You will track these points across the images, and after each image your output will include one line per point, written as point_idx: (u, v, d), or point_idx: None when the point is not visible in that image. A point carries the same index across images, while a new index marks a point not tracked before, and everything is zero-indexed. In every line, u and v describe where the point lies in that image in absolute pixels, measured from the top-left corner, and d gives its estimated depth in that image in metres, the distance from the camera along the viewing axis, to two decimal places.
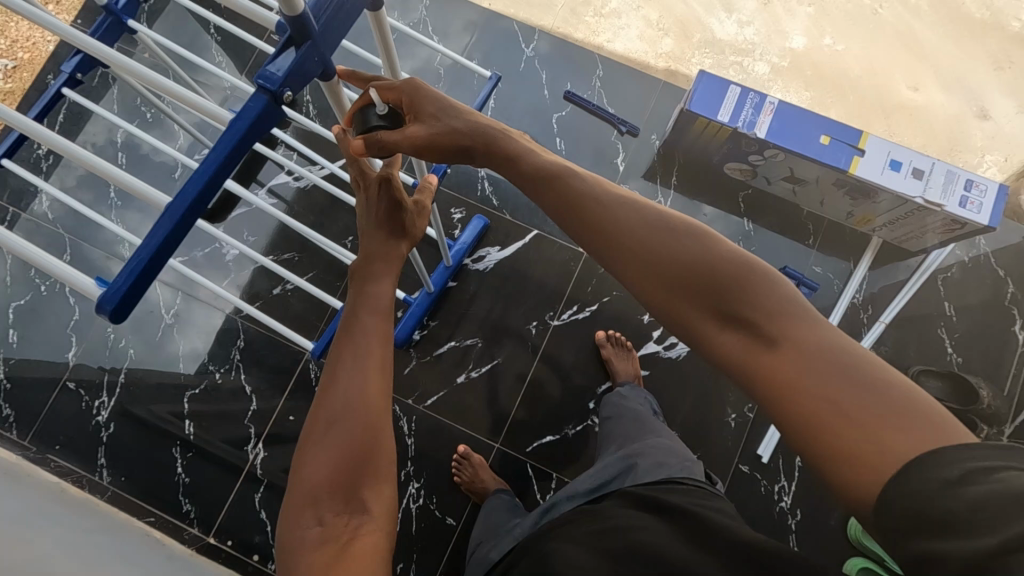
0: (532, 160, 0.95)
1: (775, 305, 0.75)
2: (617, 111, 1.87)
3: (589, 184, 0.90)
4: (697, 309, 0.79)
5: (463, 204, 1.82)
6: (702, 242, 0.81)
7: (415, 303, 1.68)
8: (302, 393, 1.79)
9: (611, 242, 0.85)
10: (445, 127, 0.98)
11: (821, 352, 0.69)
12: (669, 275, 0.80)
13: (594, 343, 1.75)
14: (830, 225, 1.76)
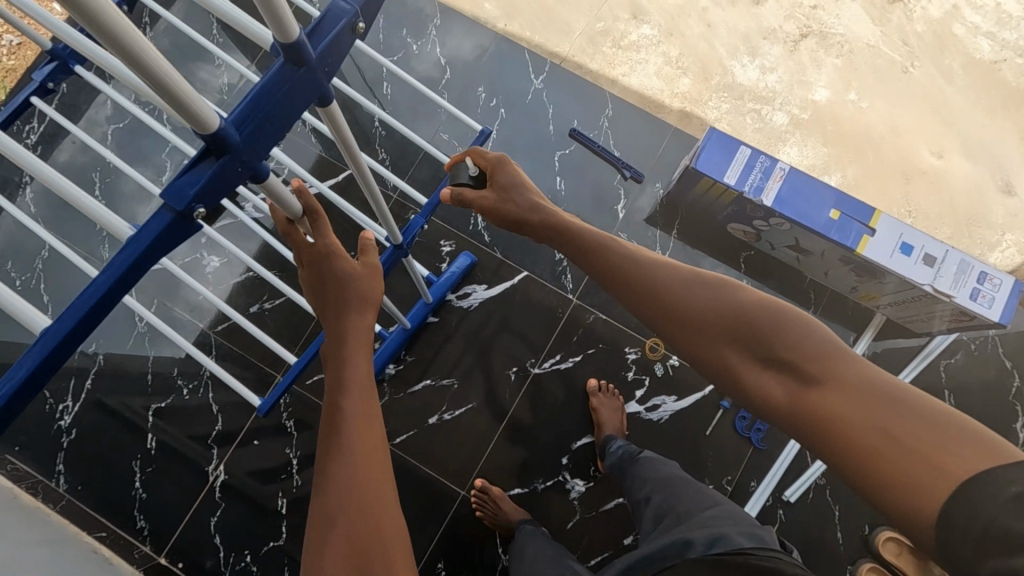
0: (578, 226, 1.12)
1: (805, 341, 0.81)
2: (623, 154, 1.80)
3: (630, 245, 1.05)
4: (731, 350, 0.86)
5: (453, 237, 1.76)
6: (724, 287, 0.91)
7: (390, 337, 1.61)
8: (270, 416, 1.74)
9: (646, 293, 0.95)
10: (511, 199, 1.19)
11: (849, 385, 0.75)
12: (707, 319, 0.89)
13: (574, 395, 1.68)
14: (834, 296, 1.68)
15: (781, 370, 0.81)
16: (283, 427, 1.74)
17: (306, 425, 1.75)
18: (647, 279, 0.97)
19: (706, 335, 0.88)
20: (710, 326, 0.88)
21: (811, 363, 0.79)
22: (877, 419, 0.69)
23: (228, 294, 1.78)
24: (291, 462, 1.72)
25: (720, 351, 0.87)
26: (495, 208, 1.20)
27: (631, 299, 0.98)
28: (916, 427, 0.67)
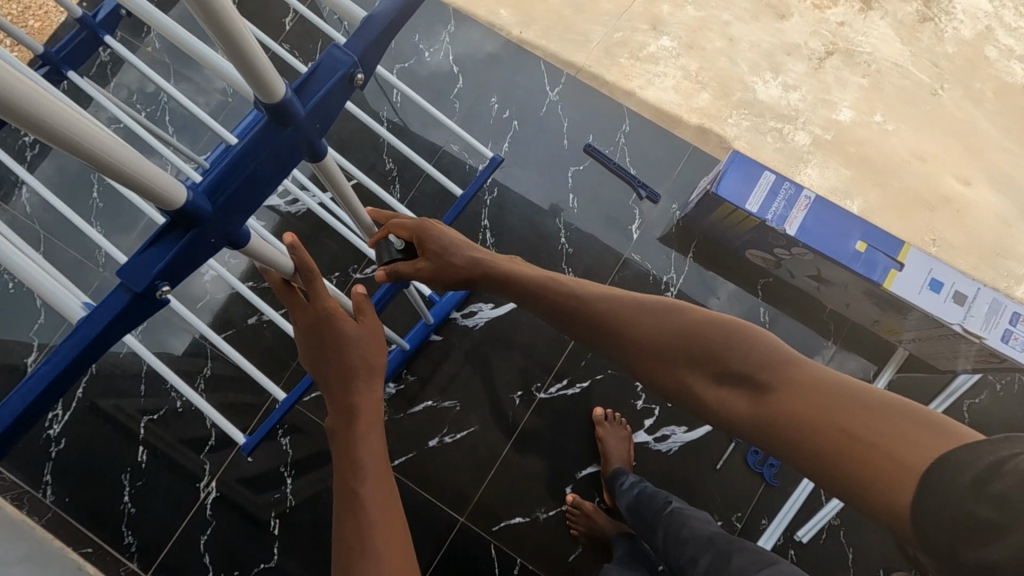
0: (521, 277, 1.14)
1: (767, 352, 0.90)
2: (639, 173, 1.74)
3: (575, 293, 1.07)
4: (699, 374, 0.94)
5: None
6: (679, 312, 0.99)
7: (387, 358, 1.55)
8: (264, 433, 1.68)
9: (612, 330, 1.02)
10: (448, 262, 1.18)
11: (816, 394, 0.83)
12: (670, 348, 0.97)
13: (580, 422, 1.62)
14: (853, 328, 1.61)
15: (747, 385, 0.90)
16: (278, 445, 1.68)
17: (301, 443, 1.69)
18: (608, 318, 1.03)
19: (675, 360, 0.96)
20: (676, 353, 0.96)
21: (775, 377, 0.87)
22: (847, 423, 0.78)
23: (226, 304, 1.72)
24: (285, 481, 1.66)
25: (688, 374, 0.95)
26: (438, 272, 1.19)
27: (597, 340, 1.04)
28: (884, 425, 0.76)
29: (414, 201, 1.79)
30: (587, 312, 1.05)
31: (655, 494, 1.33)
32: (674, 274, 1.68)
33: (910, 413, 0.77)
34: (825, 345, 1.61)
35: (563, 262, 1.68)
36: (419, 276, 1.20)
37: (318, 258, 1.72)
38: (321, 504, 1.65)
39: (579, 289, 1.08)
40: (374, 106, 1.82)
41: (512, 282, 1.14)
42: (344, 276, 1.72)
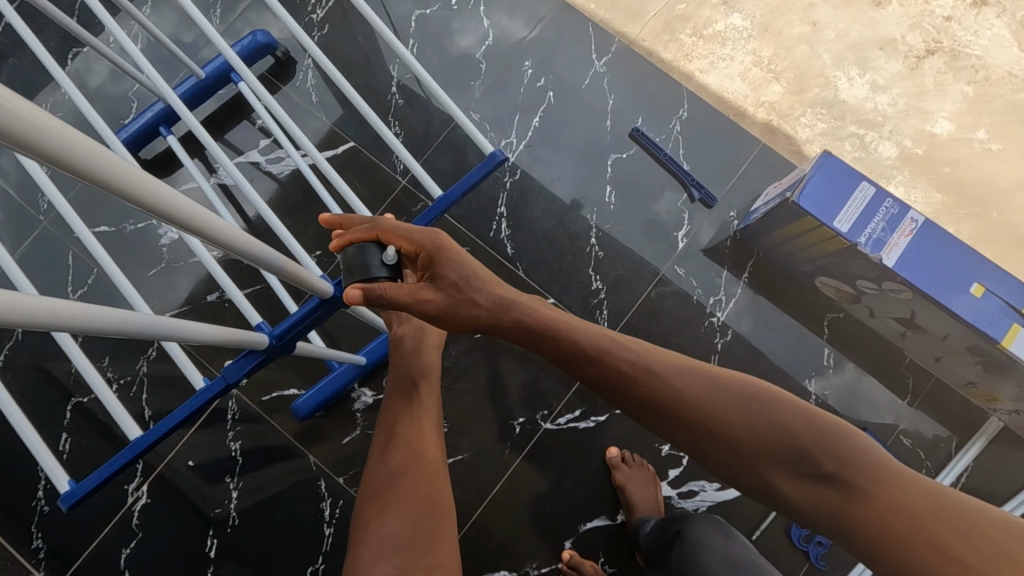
0: (574, 335, 0.87)
1: (846, 447, 0.81)
2: (693, 169, 1.44)
3: (642, 365, 0.86)
4: (775, 468, 0.82)
5: (468, 244, 1.40)
6: (758, 403, 0.84)
7: (335, 371, 1.33)
8: (211, 433, 1.38)
9: (680, 414, 0.84)
10: (468, 299, 0.86)
11: (893, 495, 0.78)
12: (751, 433, 0.82)
13: (592, 463, 1.33)
14: (937, 387, 1.31)
15: (824, 482, 0.80)
16: (225, 448, 1.37)
17: (254, 451, 1.37)
18: (679, 401, 0.84)
19: (751, 455, 0.82)
20: (753, 440, 0.82)
21: (852, 475, 0.80)
22: (926, 530, 0.74)
23: (183, 276, 1.44)
24: (230, 493, 1.35)
25: (763, 467, 0.83)
26: (451, 309, 0.86)
27: (657, 420, 0.86)
28: (963, 526, 0.74)
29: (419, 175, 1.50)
30: (654, 391, 0.84)
31: (699, 526, 1.05)
32: (723, 296, 1.38)
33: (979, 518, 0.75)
34: (899, 405, 1.32)
35: (590, 267, 1.40)
36: (422, 308, 0.85)
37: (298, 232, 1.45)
38: (269, 528, 1.34)
39: (647, 360, 0.86)
40: (384, 59, 1.53)
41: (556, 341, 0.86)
42: (327, 258, 1.44)
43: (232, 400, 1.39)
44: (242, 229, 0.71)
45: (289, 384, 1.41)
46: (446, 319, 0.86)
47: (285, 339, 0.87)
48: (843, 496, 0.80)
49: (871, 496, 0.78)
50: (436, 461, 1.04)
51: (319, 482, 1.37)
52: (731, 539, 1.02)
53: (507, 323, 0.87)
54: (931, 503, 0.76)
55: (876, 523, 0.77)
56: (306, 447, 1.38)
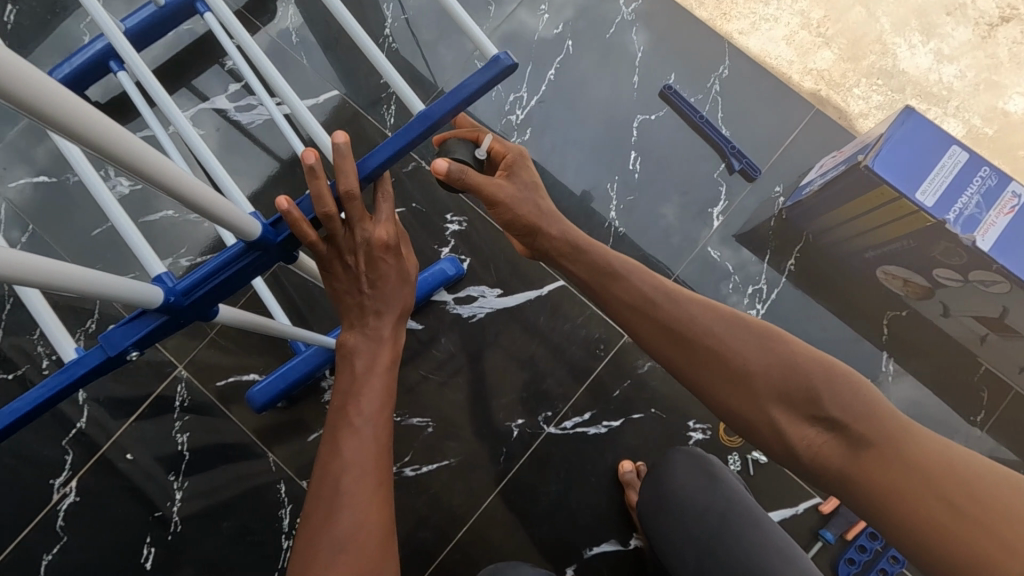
0: (606, 254, 0.83)
1: (865, 395, 0.65)
2: (734, 134, 1.20)
3: (662, 288, 0.77)
4: (777, 405, 0.68)
5: (467, 213, 1.21)
6: (773, 339, 0.71)
7: (303, 354, 1.11)
8: (155, 422, 1.16)
9: (682, 336, 0.73)
10: (531, 200, 0.85)
11: (907, 449, 0.60)
12: (760, 369, 0.69)
13: (603, 476, 1.12)
14: (1015, 404, 1.10)
15: (833, 431, 0.65)
16: (171, 442, 1.15)
17: (204, 446, 1.16)
18: (687, 323, 0.74)
19: (756, 388, 0.69)
20: (763, 372, 0.69)
21: (866, 424, 0.63)
22: (939, 488, 0.57)
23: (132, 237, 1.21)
24: (173, 496, 1.14)
25: (763, 403, 0.68)
26: (513, 202, 0.84)
27: (658, 344, 0.75)
28: (983, 493, 0.56)
29: None
30: (667, 312, 0.75)
31: (682, 465, 0.93)
32: (764, 286, 1.15)
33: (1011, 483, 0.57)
34: (973, 423, 1.10)
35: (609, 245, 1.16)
36: (495, 195, 0.82)
37: (269, 192, 1.24)
38: (219, 537, 1.13)
39: (671, 286, 0.78)
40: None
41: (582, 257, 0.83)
42: None
43: (181, 385, 1.17)
44: (189, 173, 0.53)
45: (248, 369, 1.19)
46: (506, 213, 0.84)
47: (195, 297, 0.65)
48: (851, 448, 0.63)
49: (883, 448, 0.61)
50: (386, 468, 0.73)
51: (278, 486, 1.15)
52: (727, 494, 0.88)
53: (554, 233, 0.84)
54: (946, 459, 0.59)
55: (875, 472, 0.60)
56: (265, 443, 1.17)
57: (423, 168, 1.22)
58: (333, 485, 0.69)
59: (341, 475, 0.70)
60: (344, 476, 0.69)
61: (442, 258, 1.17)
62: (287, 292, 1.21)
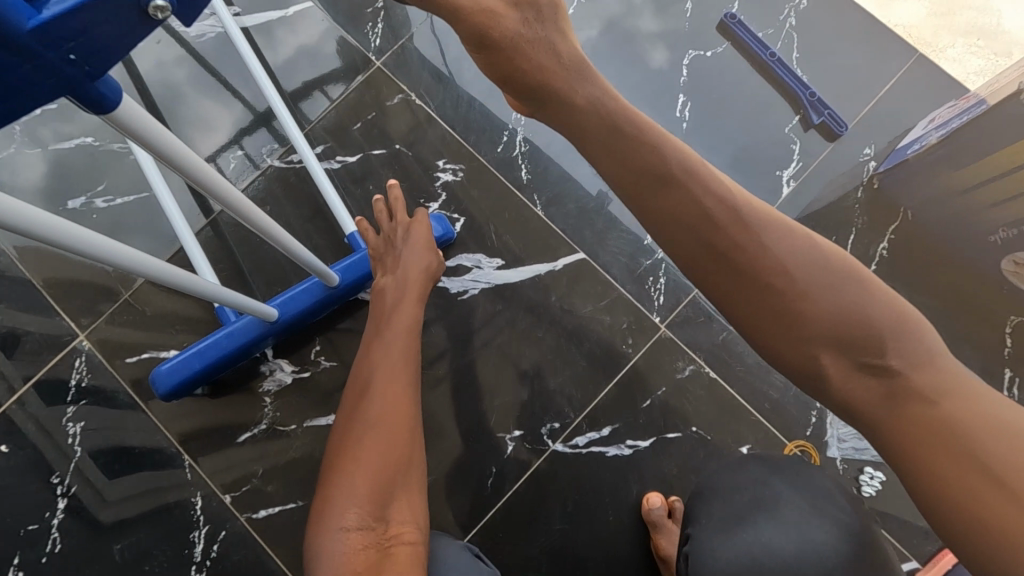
0: (660, 148, 0.56)
1: (926, 346, 0.53)
2: (812, 78, 0.93)
3: (730, 204, 0.55)
4: (831, 350, 0.53)
5: (465, 161, 0.96)
6: (849, 278, 0.54)
7: (233, 324, 0.84)
8: (40, 407, 0.88)
9: (742, 266, 0.54)
10: (546, 38, 0.60)
11: (951, 404, 0.51)
12: (818, 318, 0.53)
13: (624, 513, 0.84)
14: None
15: (882, 379, 0.53)
16: (59, 435, 0.87)
17: (102, 442, 0.88)
18: (753, 254, 0.54)
19: (806, 336, 0.53)
20: (818, 319, 0.53)
21: (920, 374, 0.52)
22: (967, 440, 0.49)
23: (33, 168, 0.94)
24: (53, 507, 0.85)
25: (808, 349, 0.54)
26: (517, 43, 0.60)
27: (704, 272, 0.56)
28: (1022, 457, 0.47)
29: (403, 55, 0.99)
30: (727, 237, 0.55)
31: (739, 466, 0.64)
32: None
33: None
34: None
35: None
36: (487, 29, 0.59)
37: (221, 126, 0.98)
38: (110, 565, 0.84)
39: (735, 195, 0.56)
40: None
41: (617, 143, 0.58)
42: (255, 164, 0.98)
43: (81, 359, 0.90)
44: None
45: (168, 343, 0.91)
46: (504, 62, 0.61)
47: None
48: (891, 398, 0.53)
49: (929, 403, 0.51)
50: (408, 380, 0.73)
51: (193, 501, 0.87)
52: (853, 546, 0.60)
53: (583, 102, 0.59)
54: (975, 414, 0.50)
55: (907, 426, 0.52)
56: (181, 441, 0.88)
57: (412, 102, 0.98)
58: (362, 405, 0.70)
59: (370, 375, 0.73)
60: (371, 378, 0.73)
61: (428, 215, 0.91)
62: (230, 248, 0.94)
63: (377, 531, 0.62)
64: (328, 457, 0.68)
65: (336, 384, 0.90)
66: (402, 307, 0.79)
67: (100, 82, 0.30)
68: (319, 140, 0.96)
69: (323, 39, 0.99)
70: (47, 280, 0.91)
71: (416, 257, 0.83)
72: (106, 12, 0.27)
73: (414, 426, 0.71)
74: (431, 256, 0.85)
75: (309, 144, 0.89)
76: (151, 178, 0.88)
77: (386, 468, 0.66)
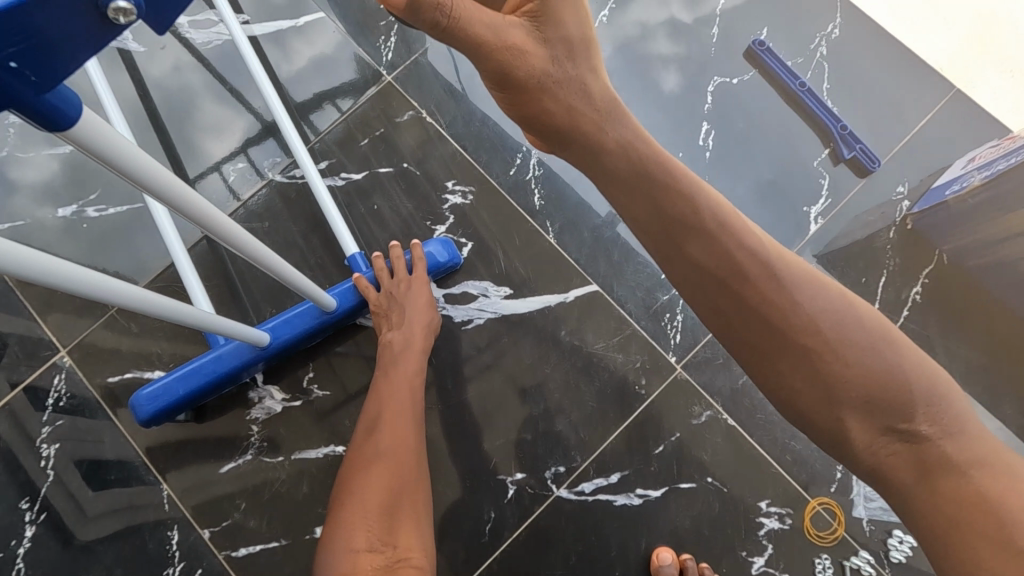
0: (694, 196, 0.52)
1: (962, 415, 0.48)
2: (844, 111, 0.89)
3: (763, 257, 0.50)
4: (862, 417, 0.48)
5: (476, 182, 0.91)
6: (887, 343, 0.49)
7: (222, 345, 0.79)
8: (14, 425, 0.83)
9: (773, 326, 0.49)
10: (576, 78, 0.56)
11: (991, 478, 0.46)
12: (854, 383, 0.48)
13: (633, 569, 0.78)
14: None
15: (913, 448, 0.48)
16: (32, 455, 0.82)
17: (78, 465, 0.82)
18: (787, 314, 0.49)
19: (839, 400, 0.48)
20: (853, 385, 0.48)
21: (955, 445, 0.47)
22: (1012, 519, 0.43)
23: (25, 170, 0.90)
24: (20, 533, 0.79)
25: (834, 414, 0.49)
26: (544, 84, 0.55)
27: (732, 328, 0.52)
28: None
29: (416, 70, 0.95)
30: (759, 292, 0.50)
31: None
32: None
33: None
34: None
35: None
36: (510, 68, 0.54)
37: (224, 136, 0.94)
38: None
39: (772, 248, 0.52)
40: None
41: (643, 186, 0.54)
42: (256, 176, 0.94)
43: (60, 376, 0.84)
44: None
45: (153, 362, 0.86)
46: (532, 102, 0.56)
47: None
48: (922, 469, 0.48)
49: (966, 475, 0.46)
50: (413, 422, 0.69)
51: (169, 534, 0.81)
52: None
53: (614, 146, 0.55)
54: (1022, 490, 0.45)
55: (948, 501, 0.46)
56: (161, 468, 0.83)
57: (422, 119, 0.94)
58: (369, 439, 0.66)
59: (378, 408, 0.69)
60: (381, 407, 0.69)
61: (433, 239, 0.86)
62: (225, 263, 0.90)
63: (386, 555, 0.56)
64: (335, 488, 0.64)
65: (328, 414, 0.85)
66: (410, 352, 0.76)
67: (50, 94, 0.25)
68: (324, 155, 0.91)
69: (334, 51, 0.95)
70: (30, 290, 0.86)
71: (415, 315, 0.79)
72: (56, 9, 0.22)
73: (419, 458, 0.67)
74: (431, 315, 0.81)
75: (313, 160, 0.85)
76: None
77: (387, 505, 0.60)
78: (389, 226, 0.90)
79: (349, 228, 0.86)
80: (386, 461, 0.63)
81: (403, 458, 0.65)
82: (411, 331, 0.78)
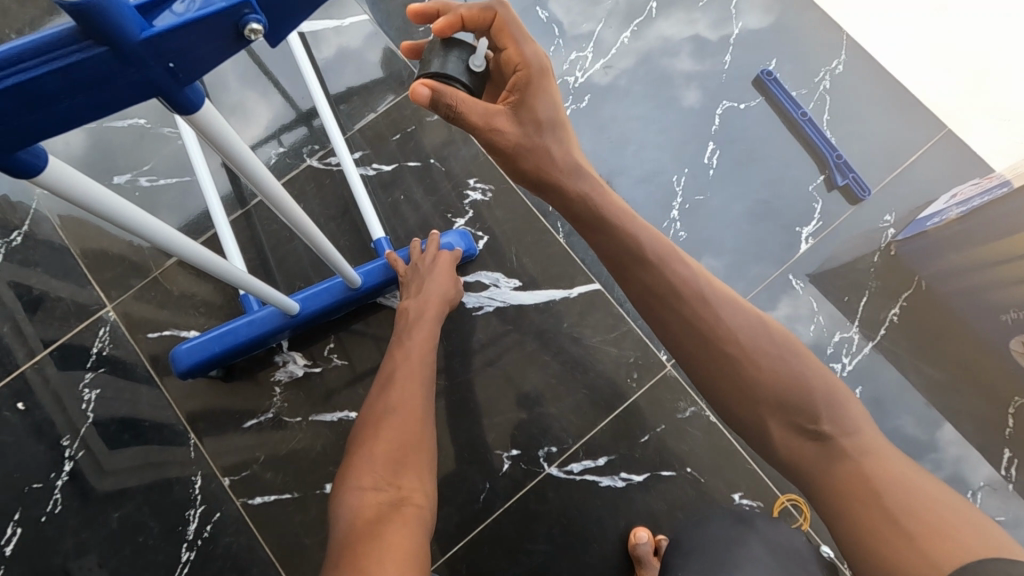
0: (639, 235, 0.63)
1: (858, 418, 0.57)
2: (840, 142, 0.96)
3: (695, 283, 0.61)
4: (777, 417, 0.57)
5: (496, 182, 0.99)
6: (791, 353, 0.58)
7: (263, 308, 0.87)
8: (61, 370, 0.91)
9: (707, 340, 0.59)
10: (543, 147, 0.62)
11: (874, 464, 0.54)
12: (765, 389, 0.57)
13: (612, 545, 0.84)
14: None
15: (820, 444, 0.56)
16: (75, 399, 0.90)
17: (114, 410, 0.91)
18: (712, 327, 0.59)
19: (759, 403, 0.58)
20: (764, 390, 0.57)
21: (853, 441, 0.56)
22: (883, 494, 0.52)
23: (86, 141, 0.98)
24: (60, 467, 0.88)
25: (754, 416, 0.58)
26: (520, 152, 0.62)
27: (678, 344, 0.61)
28: (924, 510, 0.50)
29: None
30: (691, 313, 0.60)
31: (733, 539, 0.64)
32: (855, 336, 0.89)
33: (950, 507, 0.51)
34: None
35: None
36: (494, 143, 0.61)
37: (269, 124, 1.03)
38: (108, 529, 0.86)
39: (701, 278, 0.62)
40: None
41: (603, 224, 0.63)
42: (293, 162, 1.02)
43: (104, 329, 0.93)
44: None
45: (190, 323, 0.94)
46: (512, 165, 0.64)
47: None
48: (827, 459, 0.56)
49: (858, 462, 0.54)
50: (425, 382, 0.76)
51: (193, 479, 0.89)
52: None
53: (575, 195, 0.63)
54: (901, 475, 0.53)
55: (844, 482, 0.54)
56: (188, 419, 0.91)
57: None
58: (384, 398, 0.73)
59: (395, 366, 0.77)
60: (396, 366, 0.77)
61: (453, 230, 0.94)
62: (260, 239, 0.98)
63: (390, 493, 0.64)
64: (354, 432, 0.71)
65: (343, 383, 0.93)
66: (423, 324, 0.82)
67: (186, 89, 0.34)
68: (357, 146, 1.00)
69: (374, 52, 1.03)
70: (84, 249, 0.95)
71: (437, 282, 0.86)
72: (202, 32, 0.30)
73: (428, 414, 0.73)
74: (452, 287, 0.88)
75: (348, 150, 0.93)
76: (195, 164, 0.92)
77: (395, 453, 0.67)
78: (412, 216, 0.97)
79: (374, 213, 0.94)
80: (396, 414, 0.70)
81: (414, 415, 0.71)
82: (428, 299, 0.84)
